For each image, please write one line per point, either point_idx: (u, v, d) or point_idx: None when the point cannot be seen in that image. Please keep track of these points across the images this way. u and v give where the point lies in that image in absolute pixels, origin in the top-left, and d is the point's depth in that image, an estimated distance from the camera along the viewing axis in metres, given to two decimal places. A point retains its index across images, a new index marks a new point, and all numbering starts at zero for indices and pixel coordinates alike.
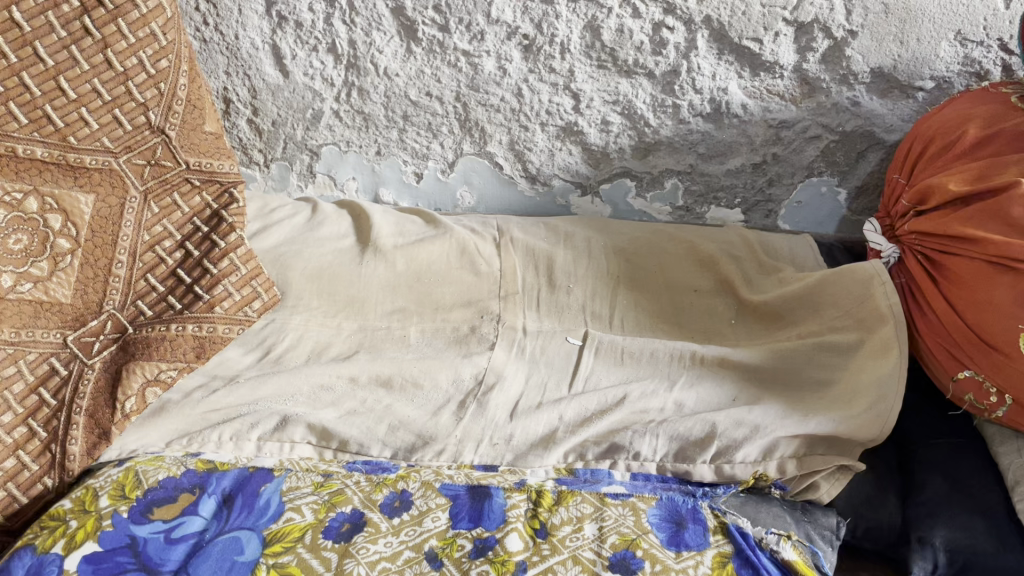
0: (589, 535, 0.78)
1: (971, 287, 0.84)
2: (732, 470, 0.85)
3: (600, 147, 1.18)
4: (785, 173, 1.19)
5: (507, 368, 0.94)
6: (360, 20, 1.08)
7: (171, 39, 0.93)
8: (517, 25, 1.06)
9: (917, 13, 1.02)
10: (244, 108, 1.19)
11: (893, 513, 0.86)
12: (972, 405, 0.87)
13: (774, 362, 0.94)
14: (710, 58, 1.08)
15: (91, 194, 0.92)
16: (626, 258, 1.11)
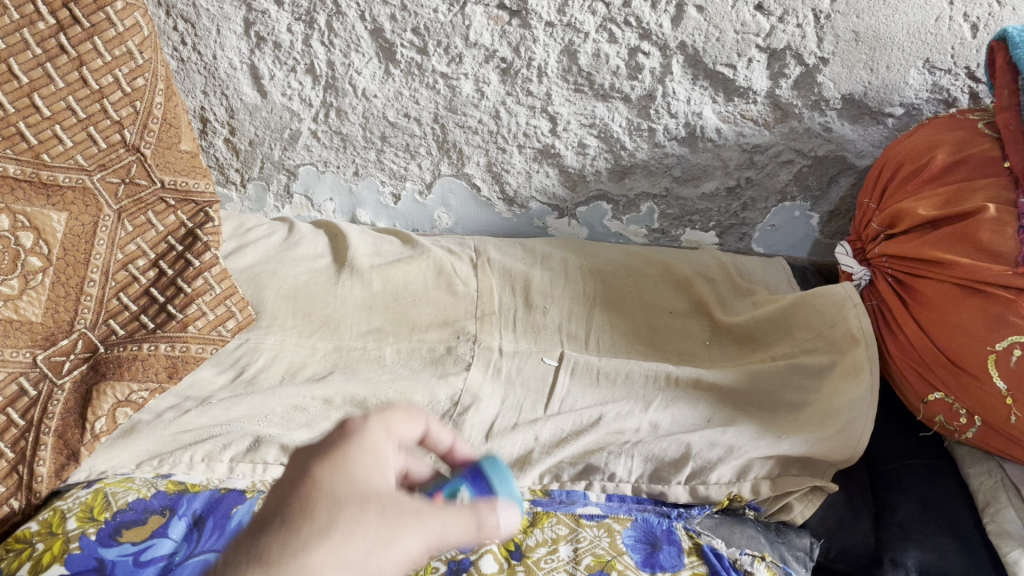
0: (564, 557, 0.78)
1: (940, 310, 0.86)
2: (706, 491, 0.85)
3: (577, 169, 1.19)
4: (758, 197, 1.21)
5: (483, 389, 0.94)
6: (339, 42, 1.08)
7: (148, 58, 0.93)
8: (495, 48, 1.07)
9: (886, 41, 1.03)
10: (221, 128, 1.19)
11: (866, 534, 0.86)
12: (943, 426, 0.88)
13: (749, 384, 0.95)
14: (685, 83, 1.09)
15: (64, 211, 0.91)
16: (601, 279, 1.12)
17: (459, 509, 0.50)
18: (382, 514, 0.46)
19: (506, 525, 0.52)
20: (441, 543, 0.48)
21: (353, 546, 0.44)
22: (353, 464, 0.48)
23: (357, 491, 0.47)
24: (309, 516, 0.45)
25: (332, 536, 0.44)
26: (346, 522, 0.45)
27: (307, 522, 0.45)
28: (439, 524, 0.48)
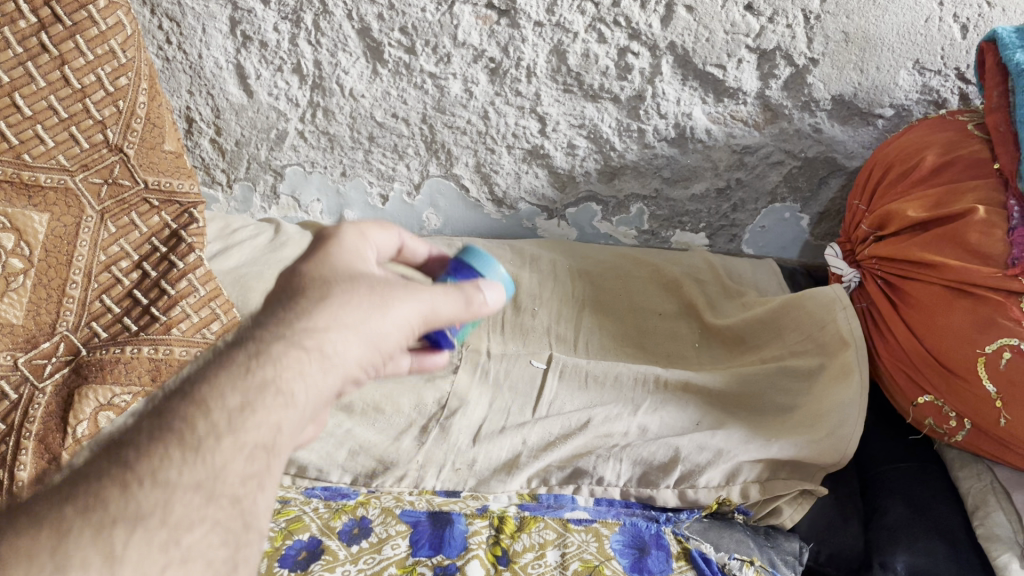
0: (551, 562, 0.77)
1: (929, 312, 0.85)
2: (695, 495, 0.85)
3: (567, 170, 1.19)
4: (748, 198, 1.21)
5: (470, 393, 0.93)
6: (326, 41, 1.06)
7: (131, 56, 0.91)
8: (483, 48, 1.06)
9: (876, 42, 1.03)
10: (207, 128, 1.17)
11: (855, 537, 0.85)
12: (932, 429, 0.88)
13: (737, 387, 0.94)
14: (675, 84, 1.08)
15: (46, 212, 0.90)
16: (590, 281, 1.11)
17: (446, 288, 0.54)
18: (371, 287, 0.50)
19: (491, 301, 0.56)
20: (434, 317, 0.53)
21: (349, 309, 0.48)
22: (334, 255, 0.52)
23: (344, 275, 0.50)
24: (318, 276, 0.49)
25: (326, 303, 0.47)
26: (339, 296, 0.48)
27: (317, 278, 0.49)
28: (435, 297, 0.52)
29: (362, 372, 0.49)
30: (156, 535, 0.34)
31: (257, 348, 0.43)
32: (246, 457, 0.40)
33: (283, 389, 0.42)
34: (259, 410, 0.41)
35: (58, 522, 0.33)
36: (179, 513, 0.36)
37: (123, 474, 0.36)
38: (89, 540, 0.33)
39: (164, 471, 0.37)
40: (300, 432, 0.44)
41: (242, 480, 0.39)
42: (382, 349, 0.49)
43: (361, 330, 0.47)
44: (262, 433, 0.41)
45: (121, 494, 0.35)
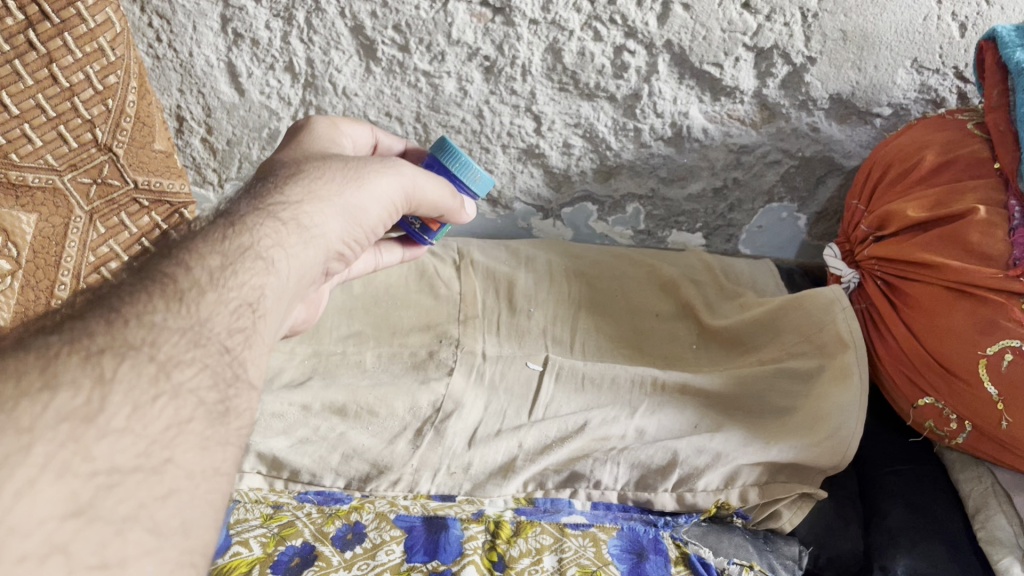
0: (548, 567, 0.77)
1: (929, 313, 0.85)
2: (694, 499, 0.84)
3: (562, 170, 1.18)
4: (745, 198, 1.20)
5: (466, 395, 0.91)
6: (318, 39, 1.05)
7: (121, 54, 0.87)
8: (478, 46, 1.04)
9: (873, 41, 1.02)
10: (198, 127, 1.16)
11: (855, 541, 0.85)
12: (932, 431, 0.87)
13: (736, 389, 0.93)
14: (672, 82, 1.07)
15: (34, 213, 0.91)
16: (587, 282, 1.10)
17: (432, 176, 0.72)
18: (346, 173, 0.66)
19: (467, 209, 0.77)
20: (415, 192, 0.70)
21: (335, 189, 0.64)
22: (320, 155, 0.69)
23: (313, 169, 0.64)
24: (315, 161, 0.66)
25: (300, 189, 0.62)
26: (306, 184, 0.63)
27: (310, 164, 0.66)
28: (414, 175, 0.70)
29: (347, 235, 0.64)
30: (145, 368, 0.42)
31: (242, 215, 0.56)
32: (230, 312, 0.49)
33: (262, 257, 0.54)
34: (239, 270, 0.51)
35: (48, 348, 0.40)
36: (166, 350, 0.43)
37: (112, 317, 0.44)
38: (77, 365, 0.40)
39: (151, 314, 0.45)
40: (292, 285, 0.56)
41: (226, 331, 0.47)
42: (362, 216, 0.65)
43: (331, 203, 0.63)
44: (241, 293, 0.50)
45: (106, 330, 0.43)
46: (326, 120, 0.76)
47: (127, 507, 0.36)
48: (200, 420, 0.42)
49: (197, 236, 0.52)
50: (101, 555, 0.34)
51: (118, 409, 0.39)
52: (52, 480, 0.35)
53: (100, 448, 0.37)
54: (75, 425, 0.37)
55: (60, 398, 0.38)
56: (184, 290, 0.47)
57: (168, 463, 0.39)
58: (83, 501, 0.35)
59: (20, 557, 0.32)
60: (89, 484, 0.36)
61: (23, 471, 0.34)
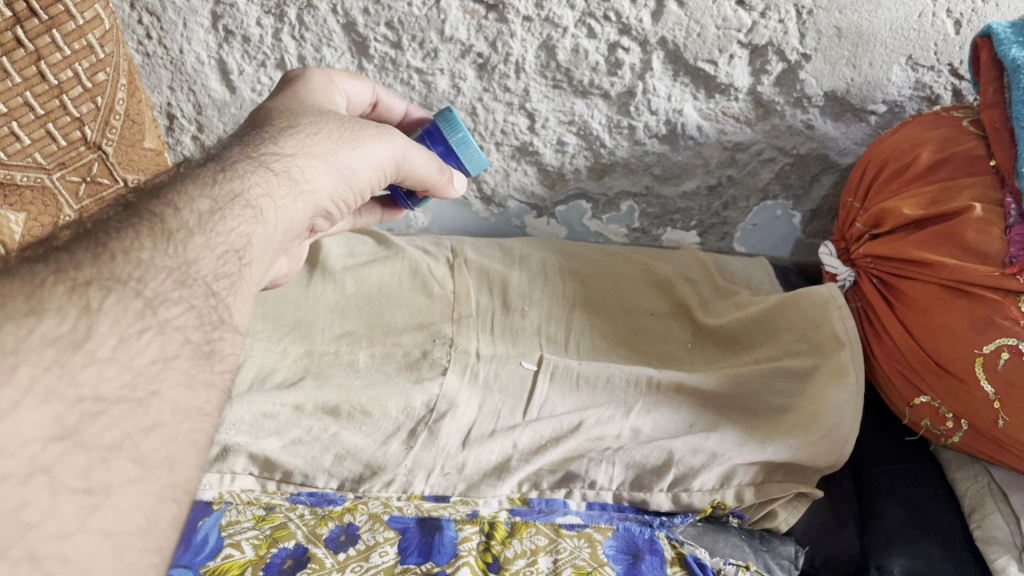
0: (543, 569, 0.76)
1: (925, 311, 0.84)
2: (689, 499, 0.84)
3: (556, 167, 1.17)
4: (740, 196, 1.20)
5: (459, 394, 0.90)
6: (310, 36, 1.04)
7: (110, 52, 0.86)
8: (471, 43, 1.04)
9: (868, 37, 1.01)
10: (188, 125, 1.15)
11: (851, 540, 0.86)
12: (928, 429, 0.87)
13: (731, 388, 0.93)
14: (666, 80, 1.06)
15: (23, 211, 0.90)
16: (581, 280, 1.09)
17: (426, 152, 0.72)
18: (341, 129, 0.66)
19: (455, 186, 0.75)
20: (406, 163, 0.70)
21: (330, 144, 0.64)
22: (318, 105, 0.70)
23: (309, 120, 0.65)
24: (312, 116, 0.66)
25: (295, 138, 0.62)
26: (301, 134, 0.63)
27: (306, 118, 0.65)
28: (407, 144, 0.69)
29: (336, 195, 0.64)
30: (132, 303, 0.43)
31: (235, 162, 0.57)
32: (218, 256, 0.49)
33: (251, 206, 0.54)
34: (227, 215, 0.52)
35: (34, 275, 0.41)
36: (153, 287, 0.44)
37: (99, 249, 0.44)
38: (63, 294, 0.41)
39: (138, 251, 0.45)
40: (279, 239, 0.57)
41: (212, 275, 0.48)
42: (354, 178, 0.65)
43: (324, 161, 0.63)
44: (230, 239, 0.51)
45: (94, 263, 0.43)
46: (324, 74, 0.74)
47: (112, 437, 0.38)
48: (184, 356, 0.44)
49: (189, 178, 0.53)
50: (85, 480, 0.36)
51: (104, 339, 0.40)
52: (35, 404, 0.36)
53: (84, 376, 0.38)
54: (60, 351, 0.38)
55: (45, 324, 0.39)
56: (173, 230, 0.48)
57: (153, 396, 0.41)
58: (67, 426, 0.37)
59: (3, 475, 0.33)
60: (73, 410, 0.37)
61: (8, 392, 0.35)
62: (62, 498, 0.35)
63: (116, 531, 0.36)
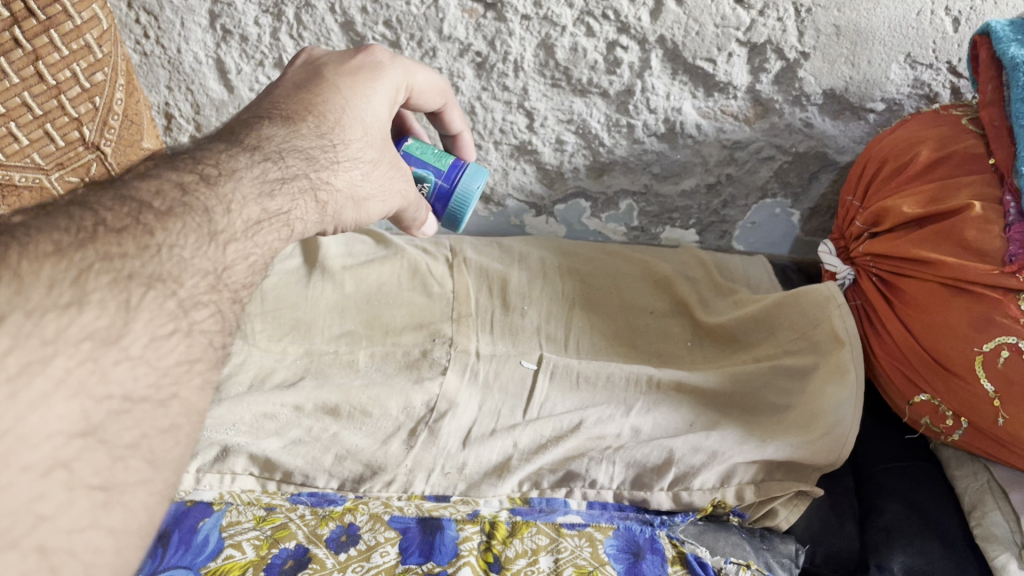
0: (544, 568, 0.77)
1: (925, 309, 0.84)
2: (690, 497, 0.85)
3: (555, 166, 1.17)
4: (739, 194, 1.20)
5: (460, 394, 0.90)
6: (308, 35, 1.04)
7: (107, 51, 0.86)
8: (469, 42, 1.03)
9: (867, 35, 1.01)
10: (187, 124, 1.14)
11: (851, 538, 0.85)
12: (928, 428, 0.88)
13: (731, 386, 0.93)
14: (665, 78, 1.06)
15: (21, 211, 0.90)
16: (580, 279, 1.09)
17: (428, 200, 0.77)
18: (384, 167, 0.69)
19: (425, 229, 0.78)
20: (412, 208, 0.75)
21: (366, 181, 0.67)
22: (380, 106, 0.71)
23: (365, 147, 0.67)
24: (373, 143, 0.68)
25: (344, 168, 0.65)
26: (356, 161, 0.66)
27: (362, 137, 0.67)
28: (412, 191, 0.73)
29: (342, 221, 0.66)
30: (167, 302, 0.43)
31: (293, 176, 0.59)
32: (248, 265, 0.51)
33: (287, 225, 0.57)
34: (269, 230, 0.54)
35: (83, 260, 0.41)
36: (188, 288, 0.45)
37: (147, 243, 0.45)
38: (106, 285, 0.41)
39: (179, 247, 0.46)
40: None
41: (240, 284, 0.50)
42: (363, 210, 0.67)
43: (358, 201, 0.66)
44: (263, 250, 0.53)
45: (138, 254, 0.44)
46: (433, 72, 0.76)
47: (131, 436, 0.39)
48: (205, 361, 0.44)
49: (247, 177, 0.55)
50: (102, 477, 0.37)
51: (138, 337, 0.41)
52: (65, 398, 0.37)
53: (116, 373, 0.39)
54: (96, 346, 0.39)
55: (85, 316, 0.39)
56: (217, 231, 0.50)
57: (174, 398, 0.42)
58: (93, 422, 0.37)
59: (24, 467, 0.34)
60: (100, 408, 0.38)
61: (39, 383, 0.36)
62: (78, 493, 0.36)
63: (121, 529, 0.37)
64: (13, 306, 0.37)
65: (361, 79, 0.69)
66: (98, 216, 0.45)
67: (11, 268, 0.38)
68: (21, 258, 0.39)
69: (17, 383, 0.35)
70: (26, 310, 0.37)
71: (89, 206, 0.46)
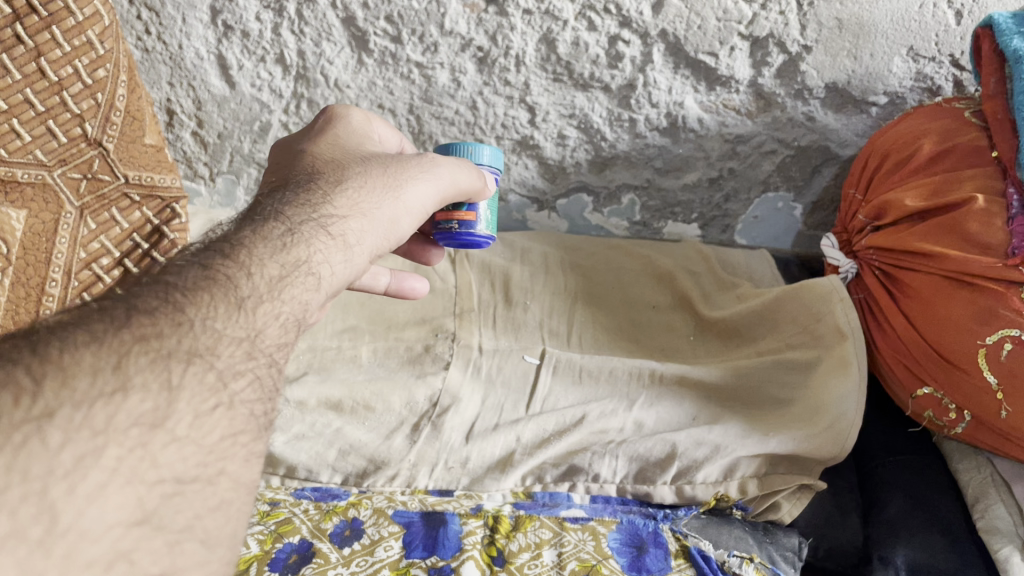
0: (548, 562, 0.76)
1: (928, 302, 0.84)
2: (693, 491, 0.84)
3: (557, 161, 1.17)
4: (741, 188, 1.20)
5: (463, 389, 0.91)
6: (309, 30, 1.04)
7: (110, 48, 0.86)
8: (471, 37, 1.03)
9: (870, 28, 1.01)
10: (188, 120, 1.14)
11: (854, 531, 0.86)
12: (931, 421, 0.88)
13: (734, 380, 0.93)
14: (667, 72, 1.06)
15: (24, 209, 0.89)
16: (583, 274, 1.09)
17: (463, 163, 0.71)
18: (385, 172, 0.65)
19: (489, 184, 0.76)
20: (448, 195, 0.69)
21: (374, 192, 0.63)
22: (347, 143, 0.70)
23: (354, 171, 0.64)
24: (355, 165, 0.65)
25: (346, 194, 0.61)
26: (355, 184, 0.62)
27: (351, 167, 0.64)
28: (449, 178, 0.69)
29: (382, 250, 0.63)
30: (206, 376, 0.43)
31: (299, 223, 0.56)
32: (280, 324, 0.50)
33: (314, 271, 0.54)
34: (293, 284, 0.52)
35: (94, 329, 0.42)
36: (224, 359, 0.45)
37: (179, 319, 0.44)
38: (146, 367, 0.41)
39: (212, 321, 0.46)
40: (329, 303, 0.57)
41: (275, 345, 0.49)
42: (397, 228, 0.64)
43: (373, 215, 0.61)
44: (292, 306, 0.52)
45: (173, 331, 0.44)
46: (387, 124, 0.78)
47: (184, 518, 0.39)
48: (249, 433, 0.44)
49: (257, 237, 0.54)
50: (161, 564, 0.37)
51: (182, 417, 0.41)
52: (119, 487, 0.37)
53: (164, 456, 0.39)
54: (143, 431, 0.39)
55: (130, 402, 0.39)
56: (244, 297, 0.49)
57: (222, 474, 0.42)
58: (148, 509, 0.38)
59: (87, 563, 0.35)
60: (154, 492, 0.38)
61: (94, 474, 0.36)
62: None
63: None
64: (61, 401, 0.37)
65: (327, 135, 0.70)
66: (130, 302, 0.45)
67: (55, 364, 0.39)
68: (62, 351, 0.39)
69: (73, 478, 0.36)
70: (74, 402, 0.38)
71: (125, 299, 0.45)
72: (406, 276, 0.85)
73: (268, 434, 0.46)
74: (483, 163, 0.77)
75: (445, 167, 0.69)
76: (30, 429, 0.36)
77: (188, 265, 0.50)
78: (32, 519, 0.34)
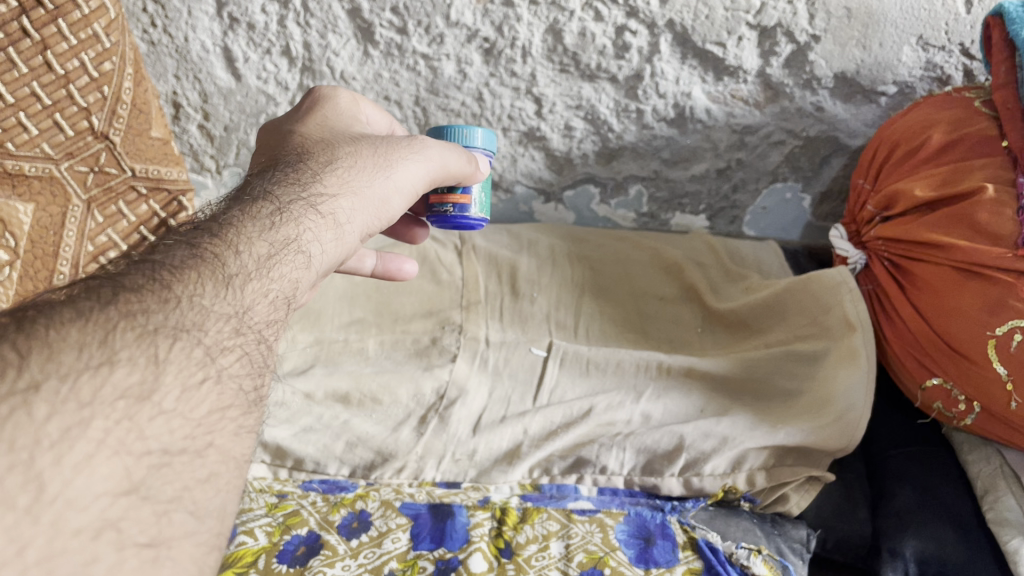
0: (555, 554, 0.76)
1: (938, 293, 0.84)
2: (700, 483, 0.84)
3: (564, 152, 1.17)
4: (749, 178, 1.19)
5: (470, 381, 0.91)
6: (315, 22, 1.03)
7: (116, 40, 0.86)
8: (477, 28, 1.03)
9: (879, 18, 1.00)
10: (194, 113, 1.14)
11: (863, 522, 0.85)
12: (941, 412, 0.87)
13: (742, 372, 0.92)
14: (674, 62, 1.06)
15: (31, 203, 0.88)
16: (590, 266, 1.09)
17: (454, 146, 0.71)
18: (375, 152, 0.65)
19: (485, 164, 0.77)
20: (439, 175, 0.69)
21: (363, 172, 0.63)
22: (335, 123, 0.70)
23: (341, 150, 0.64)
24: (345, 144, 0.65)
25: (334, 173, 0.61)
26: (345, 164, 0.63)
27: (342, 147, 0.64)
28: (439, 160, 0.68)
29: (374, 228, 0.63)
30: (194, 351, 0.43)
31: (288, 203, 0.56)
32: (269, 302, 0.50)
33: (303, 251, 0.54)
34: (282, 262, 0.52)
35: (80, 306, 0.42)
36: (213, 335, 0.45)
37: (167, 297, 0.45)
38: (132, 342, 0.41)
39: (200, 296, 0.46)
40: (319, 283, 0.57)
41: (265, 321, 0.49)
42: (388, 207, 0.64)
43: (364, 194, 0.61)
44: (282, 285, 0.51)
45: (160, 308, 0.44)
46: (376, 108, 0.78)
47: (173, 489, 0.39)
48: (238, 407, 0.44)
49: (247, 217, 0.53)
50: (149, 535, 0.37)
51: (169, 390, 0.41)
52: (106, 458, 0.37)
53: (152, 428, 0.39)
54: (130, 403, 0.39)
55: (116, 374, 0.39)
56: (232, 275, 0.49)
57: (210, 447, 0.42)
58: (135, 479, 0.38)
59: (75, 530, 0.35)
60: (141, 463, 0.38)
61: (81, 445, 0.36)
62: (127, 553, 0.36)
63: None
64: (47, 373, 0.37)
65: (315, 116, 0.70)
66: (116, 282, 0.45)
67: (42, 339, 0.39)
68: (49, 328, 0.39)
69: (59, 449, 0.36)
70: (60, 375, 0.38)
71: (112, 279, 0.45)
72: (393, 258, 0.85)
73: (259, 409, 0.46)
74: (475, 146, 0.77)
75: (435, 148, 0.68)
76: (16, 402, 0.36)
77: (177, 245, 0.50)
78: (20, 488, 0.34)
